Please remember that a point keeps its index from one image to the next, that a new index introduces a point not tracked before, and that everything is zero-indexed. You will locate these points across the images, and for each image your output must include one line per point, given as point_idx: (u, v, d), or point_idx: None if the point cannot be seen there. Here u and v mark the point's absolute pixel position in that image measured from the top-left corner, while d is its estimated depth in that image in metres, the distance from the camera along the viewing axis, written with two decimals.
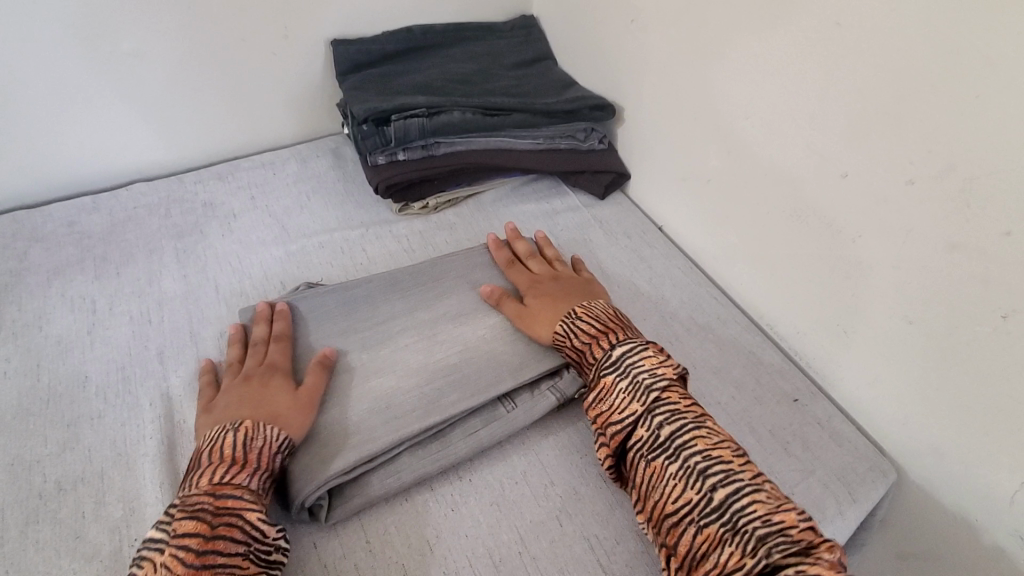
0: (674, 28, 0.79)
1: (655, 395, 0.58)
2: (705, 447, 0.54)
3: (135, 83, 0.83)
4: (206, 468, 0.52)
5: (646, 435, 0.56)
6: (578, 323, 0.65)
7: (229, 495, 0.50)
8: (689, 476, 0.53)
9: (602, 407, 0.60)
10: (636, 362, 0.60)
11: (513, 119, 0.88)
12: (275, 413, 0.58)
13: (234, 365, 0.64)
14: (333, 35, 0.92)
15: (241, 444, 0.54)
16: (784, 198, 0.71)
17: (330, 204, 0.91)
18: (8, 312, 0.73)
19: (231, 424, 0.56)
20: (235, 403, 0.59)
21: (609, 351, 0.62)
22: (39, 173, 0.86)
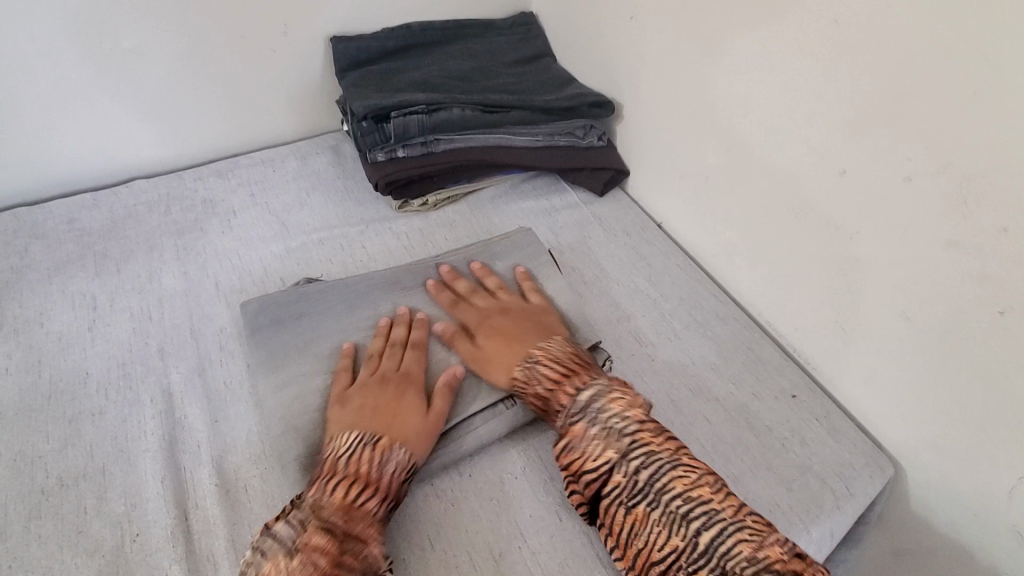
0: (673, 25, 0.79)
1: (626, 439, 0.55)
2: (684, 488, 0.52)
3: (135, 80, 0.83)
4: (342, 481, 0.53)
5: (623, 481, 0.54)
6: (541, 368, 0.62)
7: (358, 520, 0.51)
8: (672, 521, 0.51)
9: (574, 455, 0.57)
10: (603, 404, 0.58)
11: (512, 116, 0.88)
12: (404, 429, 0.58)
13: (377, 370, 0.64)
14: (332, 32, 0.92)
15: (370, 464, 0.54)
16: (783, 195, 0.72)
17: (330, 201, 0.91)
18: (9, 309, 0.73)
19: (368, 437, 0.56)
20: (380, 412, 0.59)
21: (575, 396, 0.59)
22: (39, 170, 0.86)
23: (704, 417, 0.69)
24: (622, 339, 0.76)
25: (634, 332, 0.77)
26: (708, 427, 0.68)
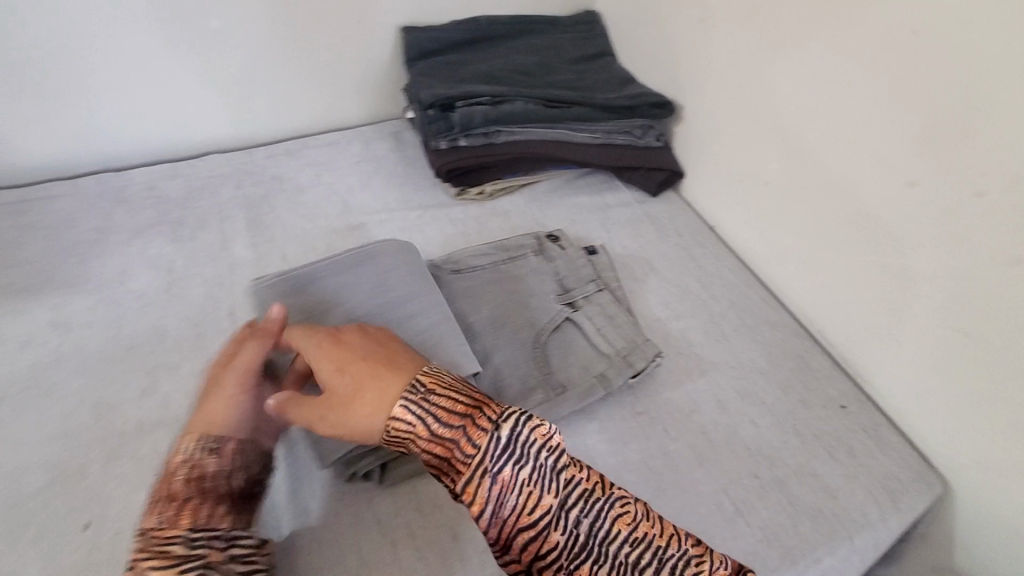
0: (743, 28, 0.79)
1: (559, 483, 0.49)
2: (629, 528, 0.49)
3: (218, 58, 0.88)
4: (163, 504, 0.49)
5: (564, 539, 0.48)
6: (434, 403, 0.52)
7: (178, 527, 0.47)
8: (622, 573, 0.47)
9: (506, 515, 0.48)
10: (529, 441, 0.49)
11: (573, 112, 0.90)
12: (235, 422, 0.54)
13: (223, 359, 0.59)
14: (404, 22, 0.95)
15: (194, 465, 0.51)
16: (850, 204, 0.71)
17: (390, 185, 0.94)
18: (95, 267, 0.79)
19: (207, 445, 0.52)
20: (213, 407, 0.55)
21: (495, 433, 0.49)
22: (124, 139, 0.91)
23: (750, 420, 0.69)
24: (671, 337, 0.76)
25: (684, 331, 0.77)
26: (754, 430, 0.68)
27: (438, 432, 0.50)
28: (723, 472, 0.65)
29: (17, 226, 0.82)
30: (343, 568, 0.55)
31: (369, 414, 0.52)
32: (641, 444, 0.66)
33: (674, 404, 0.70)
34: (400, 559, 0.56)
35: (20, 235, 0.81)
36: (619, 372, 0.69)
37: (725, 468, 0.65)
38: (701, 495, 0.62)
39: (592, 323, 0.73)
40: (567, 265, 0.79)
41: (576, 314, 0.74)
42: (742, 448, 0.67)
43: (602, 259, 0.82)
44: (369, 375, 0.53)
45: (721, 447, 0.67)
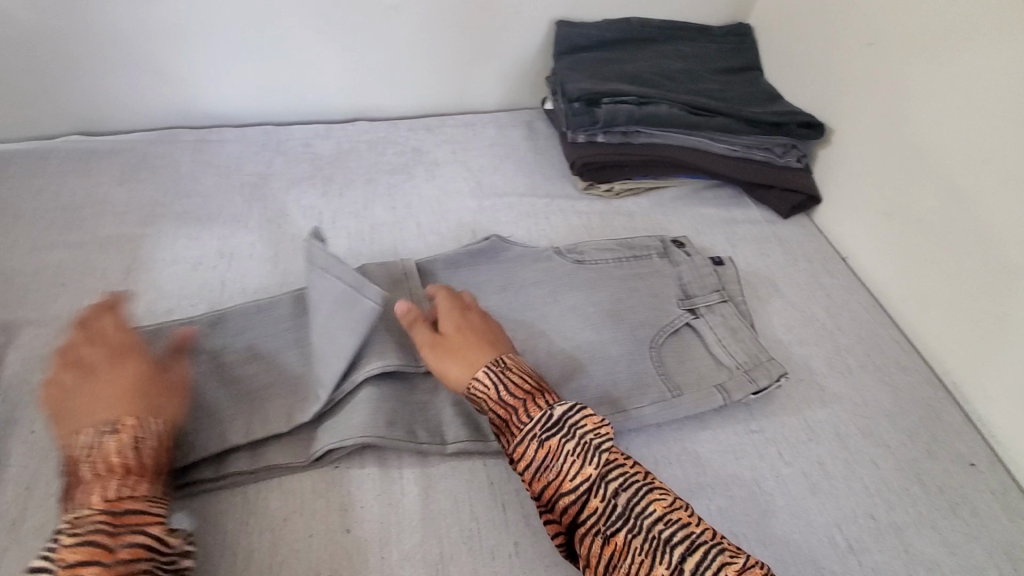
0: (919, 58, 0.76)
1: (604, 458, 0.52)
2: (664, 511, 0.50)
3: (385, 32, 0.94)
4: (94, 484, 0.48)
5: (601, 506, 0.50)
6: (507, 376, 0.57)
7: (129, 513, 0.47)
8: (654, 548, 0.48)
9: (549, 476, 0.52)
10: (578, 420, 0.54)
11: (716, 121, 0.89)
12: (152, 403, 0.54)
13: (136, 362, 0.56)
14: (558, 16, 0.99)
15: (137, 453, 0.50)
16: (998, 254, 0.68)
17: (521, 171, 0.97)
18: (256, 207, 0.87)
19: (108, 427, 0.51)
20: (86, 399, 0.53)
21: (548, 410, 0.55)
22: (291, 98, 1.00)
23: (871, 460, 0.67)
24: (791, 362, 0.75)
25: (806, 358, 0.75)
26: (874, 470, 0.66)
27: (504, 397, 0.56)
28: (837, 506, 0.63)
29: (195, 162, 0.92)
30: (457, 518, 0.59)
31: (457, 373, 0.58)
32: (751, 461, 0.65)
33: (790, 428, 0.68)
34: (508, 521, 0.59)
35: (196, 170, 0.91)
36: (739, 386, 0.68)
37: (839, 502, 0.63)
38: (812, 524, 0.61)
39: (713, 334, 0.72)
40: (691, 272, 0.78)
41: (697, 322, 0.74)
42: (859, 486, 0.64)
43: (728, 271, 0.80)
44: (478, 342, 0.60)
45: (836, 481, 0.65)
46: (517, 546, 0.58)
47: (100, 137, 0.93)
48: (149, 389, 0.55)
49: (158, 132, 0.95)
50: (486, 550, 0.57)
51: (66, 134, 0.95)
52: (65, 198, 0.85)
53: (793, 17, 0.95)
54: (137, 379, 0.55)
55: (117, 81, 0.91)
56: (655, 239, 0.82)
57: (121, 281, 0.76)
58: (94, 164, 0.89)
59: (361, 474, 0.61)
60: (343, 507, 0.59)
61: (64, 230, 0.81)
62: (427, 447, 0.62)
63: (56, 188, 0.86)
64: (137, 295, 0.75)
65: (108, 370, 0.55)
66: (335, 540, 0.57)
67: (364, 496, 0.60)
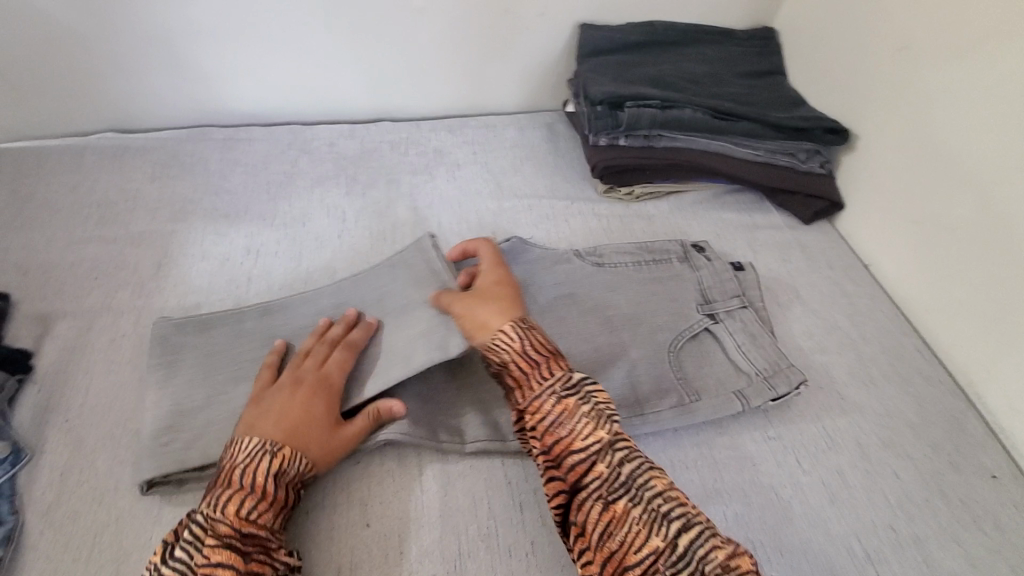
0: (953, 63, 0.74)
1: (615, 428, 0.54)
2: (664, 488, 0.51)
3: (410, 35, 0.95)
4: (236, 494, 0.51)
5: (606, 472, 0.52)
6: (535, 335, 0.59)
7: (252, 538, 0.50)
8: (652, 520, 0.49)
9: (559, 434, 0.53)
10: (594, 389, 0.56)
11: (740, 126, 0.89)
12: (313, 443, 0.56)
13: (323, 389, 0.60)
14: (582, 19, 0.99)
15: (276, 480, 0.53)
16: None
17: (541, 173, 0.98)
18: (282, 205, 0.89)
19: (272, 446, 0.54)
20: (276, 408, 0.57)
21: (569, 373, 0.57)
22: (316, 98, 1.01)
23: (891, 471, 0.66)
24: (811, 369, 0.74)
25: (826, 366, 0.75)
26: (894, 481, 0.65)
27: (529, 352, 0.57)
28: (855, 516, 0.62)
29: (222, 161, 0.94)
30: (474, 516, 0.60)
31: (484, 319, 0.60)
32: (769, 468, 0.65)
33: (809, 437, 0.68)
34: (524, 521, 0.60)
35: (224, 168, 0.93)
36: (759, 393, 0.68)
37: (858, 512, 0.63)
38: (829, 533, 0.61)
39: (733, 339, 0.72)
40: (711, 277, 0.78)
41: (716, 327, 0.73)
42: (878, 496, 0.64)
43: (749, 276, 0.80)
44: (511, 300, 0.63)
45: (855, 491, 0.64)
46: (534, 545, 0.58)
47: (133, 134, 0.96)
48: (321, 429, 0.57)
49: (188, 130, 0.97)
50: (504, 548, 0.58)
51: (101, 131, 0.98)
52: (99, 193, 0.88)
53: (820, 21, 0.94)
54: (316, 413, 0.58)
55: (150, 80, 0.93)
56: (674, 243, 0.82)
57: (152, 275, 0.78)
58: (126, 161, 0.92)
59: (381, 469, 0.63)
60: (363, 502, 0.60)
61: (99, 225, 0.84)
62: (447, 447, 0.63)
63: (91, 184, 0.89)
64: (166, 290, 0.77)
65: (303, 392, 0.59)
66: (355, 534, 0.58)
67: (384, 492, 0.61)
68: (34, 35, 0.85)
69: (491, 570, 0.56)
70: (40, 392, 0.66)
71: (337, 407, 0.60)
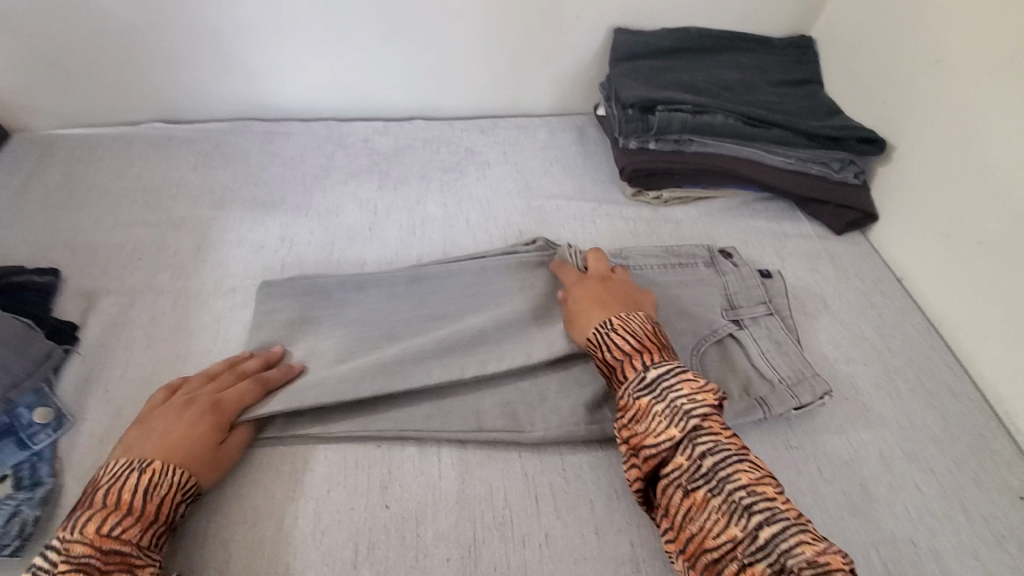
0: (988, 74, 0.73)
1: (693, 423, 0.54)
2: (748, 482, 0.51)
3: (446, 35, 0.97)
4: (99, 512, 0.50)
5: (685, 464, 0.53)
6: (614, 336, 0.62)
7: (115, 552, 0.48)
8: (732, 511, 0.50)
9: (638, 429, 0.56)
10: (672, 384, 0.57)
11: (772, 134, 0.89)
12: (187, 455, 0.55)
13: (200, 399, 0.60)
14: (616, 24, 1.00)
15: (145, 499, 0.51)
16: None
17: (569, 174, 0.99)
18: (317, 196, 0.92)
19: (139, 464, 0.53)
20: (152, 428, 0.57)
21: (642, 373, 0.58)
22: (353, 97, 1.05)
23: (916, 486, 0.65)
24: (837, 380, 0.73)
25: (853, 377, 0.74)
26: (918, 497, 0.64)
27: (609, 358, 0.61)
28: (876, 529, 0.61)
29: (262, 153, 0.98)
30: (489, 505, 0.61)
31: (581, 331, 0.66)
32: (790, 476, 0.64)
33: (832, 447, 0.67)
34: (539, 511, 0.61)
35: (263, 160, 0.97)
36: (782, 401, 0.67)
37: (879, 525, 0.61)
38: (850, 545, 0.60)
39: (758, 346, 0.71)
40: (737, 283, 0.77)
41: (741, 333, 0.73)
42: (902, 510, 0.63)
43: (776, 284, 0.79)
44: (600, 303, 0.67)
45: (877, 503, 0.63)
46: (548, 537, 0.59)
47: (180, 126, 1.01)
48: (195, 441, 0.57)
49: (231, 123, 1.01)
50: (518, 538, 0.59)
51: (150, 121, 1.03)
52: (146, 180, 0.92)
53: (859, 30, 0.93)
54: (199, 441, 0.57)
55: (197, 74, 0.98)
56: (700, 247, 0.81)
57: (192, 258, 0.82)
58: (172, 150, 0.96)
59: (401, 454, 0.64)
60: (382, 484, 0.62)
61: (144, 210, 0.88)
62: (464, 434, 0.64)
63: (137, 171, 0.93)
64: (204, 273, 0.80)
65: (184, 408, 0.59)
66: (374, 515, 0.59)
67: (402, 475, 0.62)
68: (93, 30, 0.91)
69: (503, 558, 0.57)
70: (84, 364, 0.70)
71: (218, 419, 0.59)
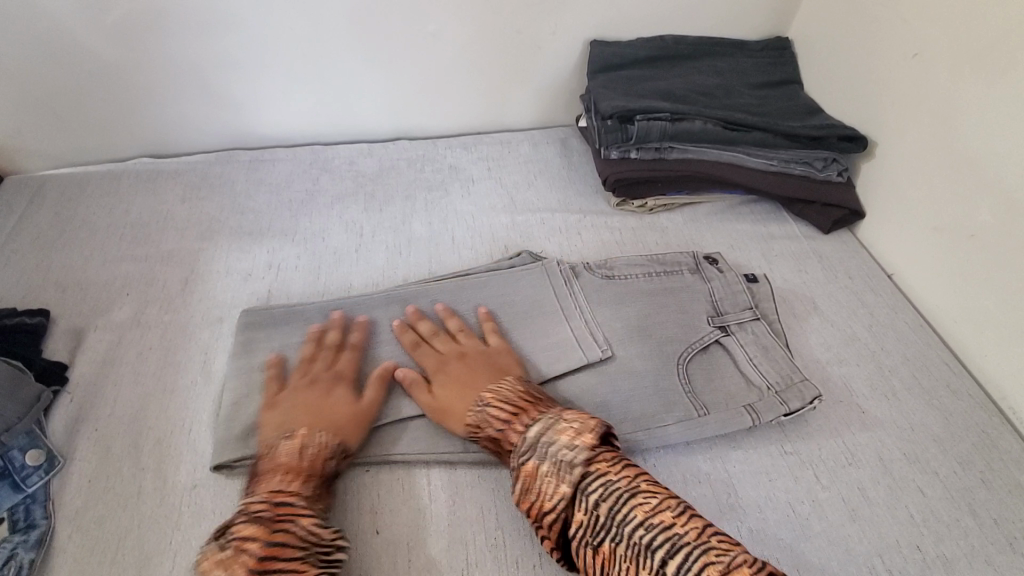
0: (969, 67, 0.73)
1: (579, 473, 0.54)
2: (645, 515, 0.51)
3: (425, 58, 0.98)
4: (264, 479, 0.56)
5: (585, 518, 0.52)
6: (490, 413, 0.61)
7: (287, 500, 0.54)
8: (637, 554, 0.49)
9: (531, 498, 0.55)
10: (548, 439, 0.56)
11: (752, 137, 0.89)
12: (335, 424, 0.62)
13: (299, 385, 0.65)
14: (593, 36, 1.00)
15: (305, 463, 0.58)
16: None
17: (553, 187, 0.99)
18: (302, 222, 0.92)
19: (287, 434, 0.60)
20: (298, 404, 0.63)
21: (522, 435, 0.57)
22: (336, 122, 1.05)
23: (917, 488, 0.64)
24: (831, 382, 0.72)
25: (846, 378, 0.73)
26: (921, 499, 0.63)
27: (494, 433, 0.60)
28: (878, 533, 0.60)
29: (248, 181, 0.98)
30: (483, 527, 0.60)
31: (457, 411, 0.63)
32: (786, 483, 0.63)
33: (828, 452, 0.66)
34: (533, 532, 0.60)
35: (249, 188, 0.97)
36: (771, 406, 0.66)
37: (882, 531, 0.60)
38: (851, 551, 0.59)
39: (745, 351, 0.71)
40: (723, 288, 0.77)
41: (728, 339, 0.72)
42: (904, 515, 0.61)
43: (762, 288, 0.79)
44: (479, 373, 0.66)
45: (878, 508, 0.62)
46: (541, 557, 0.58)
47: (166, 160, 1.02)
48: (340, 409, 0.63)
49: (216, 155, 1.02)
50: (512, 560, 0.58)
51: (137, 157, 1.04)
52: (134, 216, 0.93)
53: (835, 30, 0.93)
54: (342, 406, 0.63)
55: (182, 109, 0.99)
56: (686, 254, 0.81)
57: (179, 292, 0.82)
58: (159, 185, 0.97)
59: (390, 477, 0.63)
60: (372, 509, 0.61)
61: (132, 245, 0.88)
62: (452, 456, 0.64)
63: (126, 207, 0.94)
64: (192, 304, 0.81)
65: (316, 386, 0.65)
66: (365, 541, 0.59)
67: (392, 500, 0.62)
68: (77, 71, 0.92)
69: None
70: (73, 404, 0.70)
71: (347, 403, 0.64)
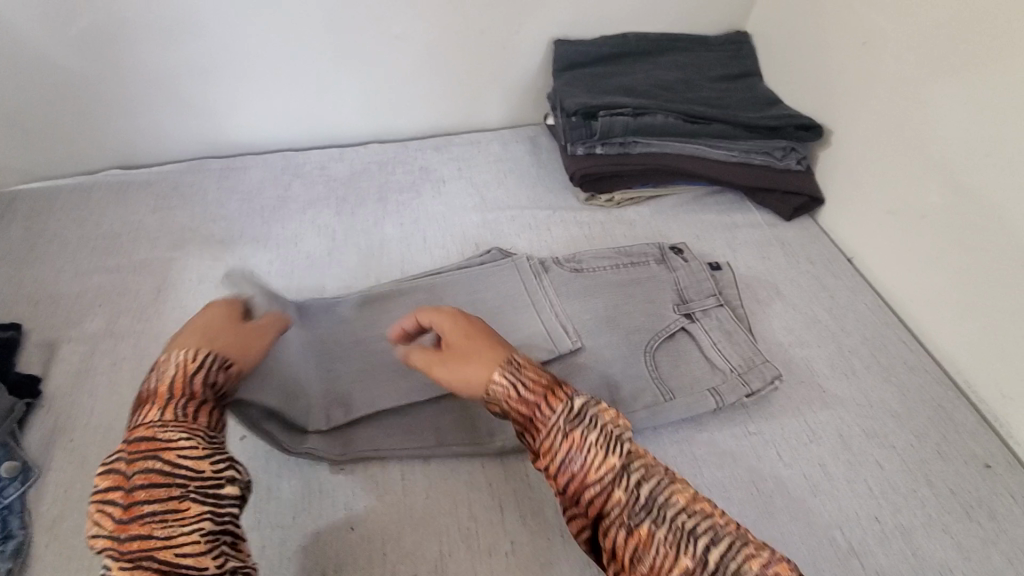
0: (913, 54, 0.76)
1: (626, 448, 0.51)
2: (686, 502, 0.49)
3: (391, 61, 1.00)
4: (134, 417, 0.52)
5: (625, 497, 0.49)
6: (525, 374, 0.55)
7: (144, 438, 0.49)
8: (679, 540, 0.47)
9: (571, 469, 0.50)
10: (597, 411, 0.53)
11: (713, 129, 0.91)
12: (236, 343, 0.58)
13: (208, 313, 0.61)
14: (557, 35, 1.02)
15: (176, 385, 0.52)
16: (1014, 250, 0.66)
17: (523, 185, 1.01)
18: (275, 227, 0.93)
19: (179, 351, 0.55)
20: (198, 325, 0.59)
21: (569, 401, 0.53)
22: (307, 127, 1.06)
23: (875, 462, 0.66)
24: (793, 364, 0.75)
25: (807, 359, 0.75)
26: (880, 472, 0.65)
27: (525, 394, 0.53)
28: (839, 507, 0.62)
29: (219, 190, 0.99)
30: (456, 518, 0.61)
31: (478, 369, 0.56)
32: (749, 463, 0.65)
33: (790, 431, 0.68)
34: (505, 520, 0.61)
35: (221, 197, 0.98)
36: (734, 389, 0.68)
37: (842, 504, 0.62)
38: (812, 524, 0.61)
39: (709, 337, 0.73)
40: (688, 277, 0.79)
41: (692, 325, 0.74)
42: (864, 488, 0.64)
43: (726, 276, 0.81)
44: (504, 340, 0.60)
45: (838, 482, 0.64)
46: (514, 544, 0.60)
47: (137, 170, 1.02)
48: (242, 333, 0.59)
49: (188, 164, 1.02)
50: (485, 548, 0.59)
51: (108, 168, 1.03)
52: (105, 227, 0.93)
53: (789, 22, 0.96)
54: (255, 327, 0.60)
55: (151, 119, 0.99)
56: (652, 245, 0.84)
57: (152, 301, 0.83)
58: (131, 196, 0.97)
59: (365, 473, 0.65)
60: (348, 505, 0.62)
61: (104, 257, 0.89)
62: (425, 451, 0.65)
63: (98, 219, 0.94)
64: (166, 313, 0.81)
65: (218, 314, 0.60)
66: (340, 537, 0.60)
67: (367, 496, 0.63)
68: (42, 84, 0.92)
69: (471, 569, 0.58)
70: (48, 416, 0.70)
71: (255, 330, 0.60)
